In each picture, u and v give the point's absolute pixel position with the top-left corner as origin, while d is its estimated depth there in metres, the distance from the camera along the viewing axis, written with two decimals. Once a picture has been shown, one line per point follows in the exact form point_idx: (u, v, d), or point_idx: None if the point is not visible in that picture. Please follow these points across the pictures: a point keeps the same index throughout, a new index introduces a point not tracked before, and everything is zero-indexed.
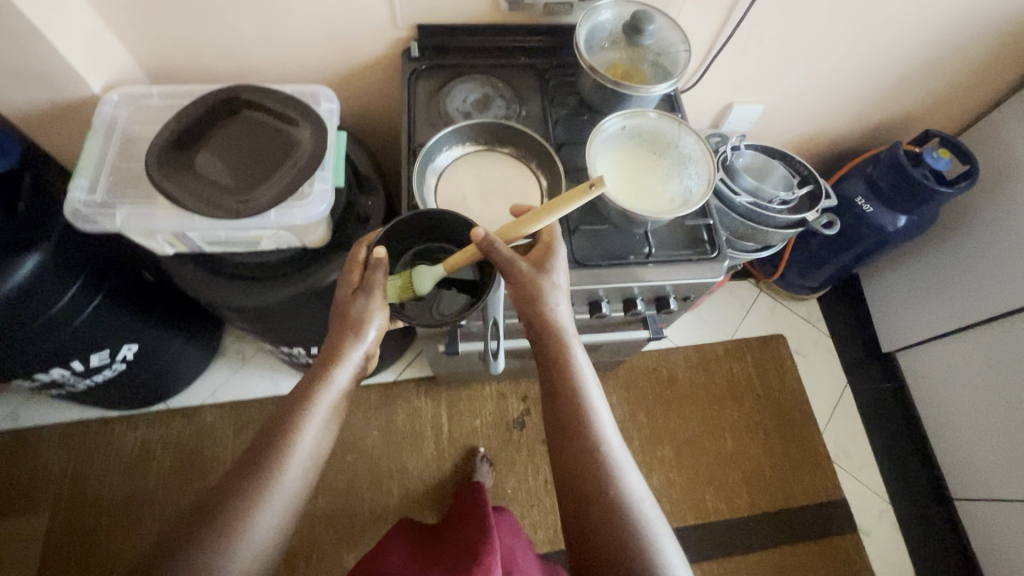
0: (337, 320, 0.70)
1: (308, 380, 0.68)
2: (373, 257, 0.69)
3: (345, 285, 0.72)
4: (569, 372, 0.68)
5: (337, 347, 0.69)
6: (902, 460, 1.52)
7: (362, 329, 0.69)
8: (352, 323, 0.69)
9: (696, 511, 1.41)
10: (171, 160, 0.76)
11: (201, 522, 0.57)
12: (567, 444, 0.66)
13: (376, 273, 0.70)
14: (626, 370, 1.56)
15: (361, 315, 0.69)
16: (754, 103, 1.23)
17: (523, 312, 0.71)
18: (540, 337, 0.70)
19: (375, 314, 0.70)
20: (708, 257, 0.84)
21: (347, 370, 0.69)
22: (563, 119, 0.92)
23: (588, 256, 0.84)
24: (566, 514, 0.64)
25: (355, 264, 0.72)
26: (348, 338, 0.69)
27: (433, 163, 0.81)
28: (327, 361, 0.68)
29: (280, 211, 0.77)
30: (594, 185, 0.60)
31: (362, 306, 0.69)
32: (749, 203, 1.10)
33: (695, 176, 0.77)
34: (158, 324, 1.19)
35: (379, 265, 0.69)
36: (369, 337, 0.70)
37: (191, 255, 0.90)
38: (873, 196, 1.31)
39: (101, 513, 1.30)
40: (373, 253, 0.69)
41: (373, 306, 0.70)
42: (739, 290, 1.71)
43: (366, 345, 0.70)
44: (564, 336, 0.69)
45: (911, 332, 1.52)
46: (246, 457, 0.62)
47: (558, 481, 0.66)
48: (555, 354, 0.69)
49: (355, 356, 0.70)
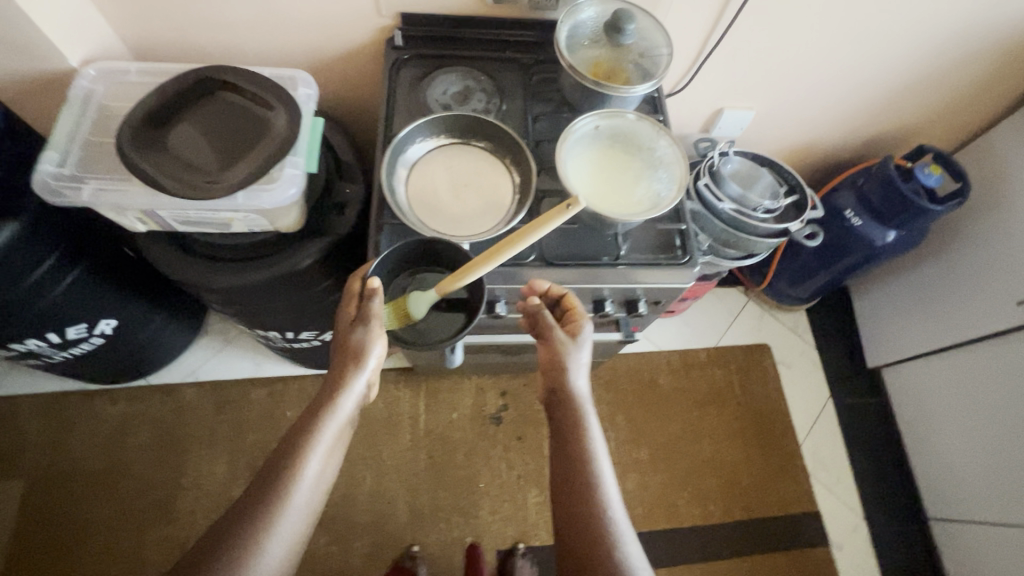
0: (338, 352, 0.71)
1: (313, 410, 0.68)
2: (369, 288, 0.69)
3: (342, 317, 0.72)
4: (581, 435, 0.71)
5: (340, 378, 0.70)
6: (880, 476, 1.52)
7: (362, 357, 0.70)
8: (353, 352, 0.70)
9: (668, 515, 1.41)
10: (142, 137, 0.76)
11: (216, 551, 0.58)
12: (573, 502, 0.67)
13: (373, 302, 0.70)
14: (608, 370, 1.55)
15: (361, 344, 0.70)
16: (745, 110, 1.21)
17: (548, 374, 0.76)
18: (559, 400, 0.74)
19: (375, 342, 0.71)
20: (679, 263, 0.83)
21: (351, 399, 0.70)
22: (543, 116, 0.91)
23: (558, 255, 0.83)
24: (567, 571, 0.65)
25: (351, 295, 0.72)
26: (350, 367, 0.69)
27: (406, 154, 0.81)
28: (331, 392, 0.69)
29: (249, 193, 0.77)
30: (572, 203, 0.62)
31: (362, 336, 0.70)
32: (732, 210, 1.09)
33: (666, 180, 0.77)
34: (138, 300, 1.19)
35: (375, 295, 0.69)
36: (369, 364, 0.71)
37: (165, 234, 0.90)
38: (862, 210, 1.29)
39: (76, 483, 1.31)
40: (368, 283, 0.69)
41: (372, 336, 0.70)
42: (727, 296, 1.70)
43: (367, 373, 0.71)
44: (580, 402, 0.73)
45: (897, 348, 1.51)
46: (252, 488, 0.63)
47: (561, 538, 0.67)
48: (567, 415, 0.73)
49: (359, 384, 0.70)
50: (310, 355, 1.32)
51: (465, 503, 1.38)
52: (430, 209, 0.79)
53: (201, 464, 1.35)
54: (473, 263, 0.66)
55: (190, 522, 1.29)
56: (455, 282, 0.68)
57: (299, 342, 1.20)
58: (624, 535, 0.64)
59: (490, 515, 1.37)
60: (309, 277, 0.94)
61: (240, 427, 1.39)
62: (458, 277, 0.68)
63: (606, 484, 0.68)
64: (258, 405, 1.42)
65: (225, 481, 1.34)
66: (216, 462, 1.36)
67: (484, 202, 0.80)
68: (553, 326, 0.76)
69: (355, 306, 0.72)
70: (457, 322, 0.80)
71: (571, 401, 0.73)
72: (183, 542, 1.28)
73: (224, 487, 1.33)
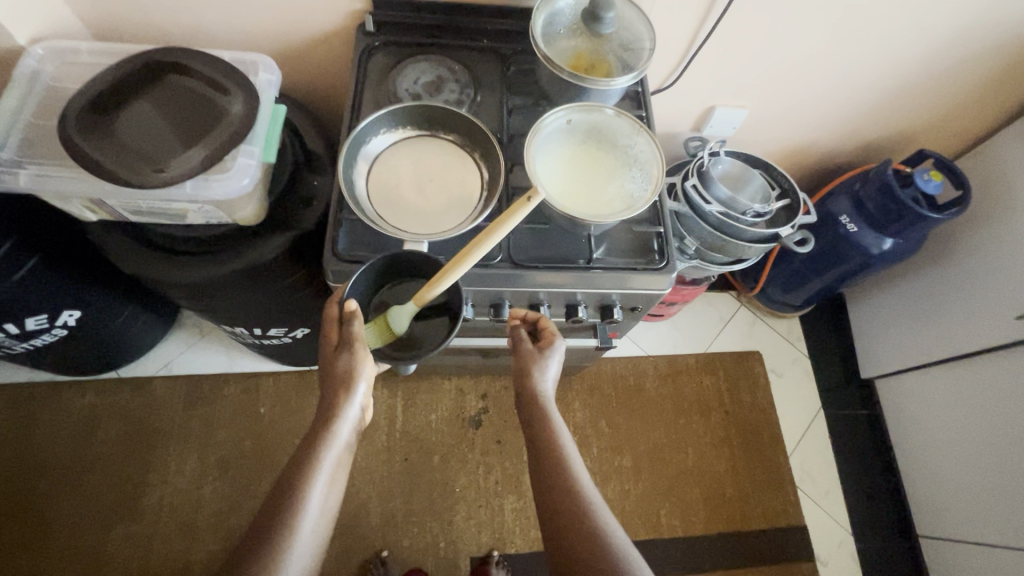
0: (327, 382, 0.68)
1: (309, 442, 0.65)
2: (347, 310, 0.67)
3: (326, 344, 0.69)
4: (552, 433, 0.70)
5: (333, 406, 0.66)
6: (870, 491, 1.47)
7: (352, 383, 0.67)
8: (341, 379, 0.67)
9: (649, 525, 1.37)
10: (87, 120, 0.72)
11: None
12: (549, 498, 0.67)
13: (353, 324, 0.68)
14: (592, 374, 1.51)
15: (348, 369, 0.67)
16: (738, 108, 1.16)
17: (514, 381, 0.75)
18: (525, 404, 0.73)
19: (362, 366, 0.67)
20: (655, 268, 0.79)
21: (347, 427, 0.67)
22: (519, 109, 0.87)
23: (527, 257, 0.79)
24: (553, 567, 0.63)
25: (331, 321, 0.69)
26: (341, 394, 0.66)
27: (367, 146, 0.76)
28: (325, 421, 0.66)
29: (197, 183, 0.72)
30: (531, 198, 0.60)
31: (348, 361, 0.67)
32: (720, 213, 1.04)
33: (641, 179, 0.72)
34: (106, 292, 1.14)
35: (354, 317, 0.68)
36: (360, 389, 0.67)
37: (120, 224, 0.86)
38: (857, 216, 1.24)
39: (40, 477, 1.27)
40: (345, 306, 0.68)
41: (359, 359, 0.67)
42: (718, 301, 1.65)
43: (360, 398, 0.67)
44: (546, 403, 0.72)
45: (890, 359, 1.46)
46: (250, 533, 0.59)
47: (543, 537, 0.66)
48: (535, 417, 0.72)
49: (352, 410, 0.67)
50: (283, 352, 1.28)
51: (440, 507, 1.34)
52: (391, 205, 0.74)
53: (170, 460, 1.31)
54: (447, 268, 0.64)
55: (156, 520, 1.26)
56: (431, 289, 0.66)
57: (269, 339, 1.16)
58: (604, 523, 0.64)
59: (465, 520, 1.33)
60: (271, 272, 0.90)
61: (212, 424, 1.35)
62: (432, 285, 0.66)
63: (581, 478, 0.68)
64: (231, 402, 1.38)
65: (193, 479, 1.30)
66: (185, 459, 1.32)
67: (449, 199, 0.76)
68: (523, 338, 0.76)
69: (336, 331, 0.70)
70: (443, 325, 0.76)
71: (539, 405, 0.72)
72: (149, 541, 1.24)
73: (192, 486, 1.29)
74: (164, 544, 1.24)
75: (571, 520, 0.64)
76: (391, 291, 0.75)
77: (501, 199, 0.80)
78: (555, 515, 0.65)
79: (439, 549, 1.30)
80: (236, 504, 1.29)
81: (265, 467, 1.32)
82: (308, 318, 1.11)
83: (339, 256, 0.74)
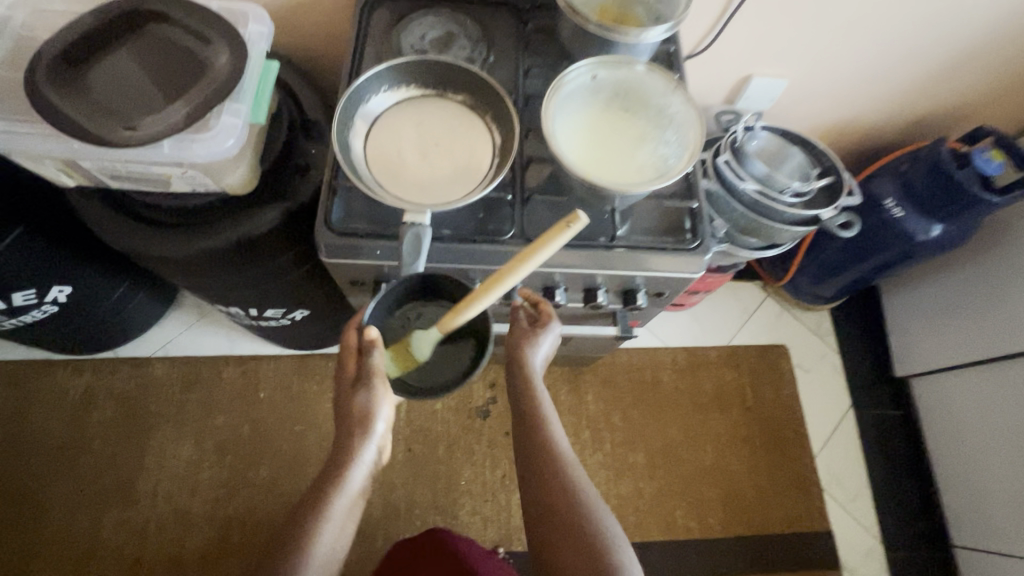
0: (343, 420, 0.63)
1: (321, 481, 0.61)
2: (366, 339, 0.61)
3: (344, 378, 0.64)
4: (537, 410, 0.69)
5: (348, 447, 0.62)
6: (901, 496, 1.38)
7: (369, 424, 0.62)
8: (358, 420, 0.62)
9: (664, 526, 1.30)
10: (55, 70, 0.64)
11: None
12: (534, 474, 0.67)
13: (374, 355, 0.62)
14: (608, 365, 1.43)
15: (365, 409, 0.62)
16: (777, 78, 1.05)
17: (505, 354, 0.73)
18: (514, 377, 0.71)
19: (380, 406, 0.62)
20: (687, 248, 0.70)
21: (361, 470, 0.62)
22: (536, 69, 0.78)
23: (542, 233, 0.70)
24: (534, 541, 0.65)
25: (349, 351, 0.64)
26: (357, 436, 0.62)
27: (366, 104, 0.68)
28: (338, 463, 0.61)
29: (177, 142, 0.66)
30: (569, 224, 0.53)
31: (365, 400, 0.62)
32: (755, 192, 0.94)
33: (675, 143, 0.64)
34: (98, 267, 1.08)
35: (374, 347, 0.62)
36: (377, 431, 0.63)
37: (102, 191, 0.79)
38: (903, 199, 1.13)
39: (35, 458, 1.23)
40: (364, 334, 0.61)
41: (376, 397, 0.62)
42: (744, 291, 1.55)
43: (376, 439, 0.62)
44: (533, 379, 0.70)
45: (929, 358, 1.36)
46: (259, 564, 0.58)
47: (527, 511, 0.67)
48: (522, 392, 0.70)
49: (368, 452, 0.63)
50: (281, 335, 1.21)
51: (443, 500, 1.28)
52: (391, 170, 0.66)
53: (166, 445, 1.26)
54: (474, 293, 0.57)
55: (151, 506, 1.21)
56: (455, 318, 0.59)
57: (265, 321, 1.10)
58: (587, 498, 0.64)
59: (469, 515, 1.27)
60: (264, 248, 0.83)
61: (209, 408, 1.30)
62: (458, 312, 0.59)
63: (564, 453, 0.67)
64: (229, 385, 1.32)
65: (188, 465, 1.25)
66: (181, 443, 1.27)
67: (456, 166, 0.68)
68: (519, 316, 0.73)
69: (354, 363, 0.64)
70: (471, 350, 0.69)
71: (526, 379, 0.70)
72: (144, 526, 1.20)
73: (188, 471, 1.25)
74: (159, 531, 1.20)
75: (553, 494, 0.65)
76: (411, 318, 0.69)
77: (514, 169, 0.72)
78: (535, 481, 0.66)
79: None
80: (232, 492, 1.24)
81: (263, 453, 1.27)
82: (307, 299, 1.04)
83: (333, 229, 0.67)
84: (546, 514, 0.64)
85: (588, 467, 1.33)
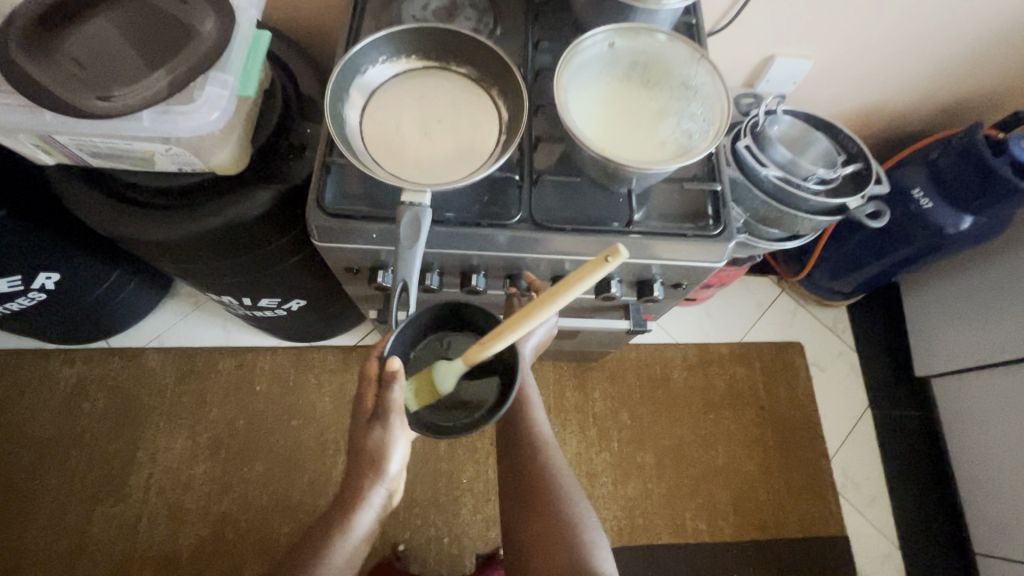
0: (357, 457, 0.63)
1: (332, 516, 0.64)
2: (388, 371, 0.59)
3: (361, 411, 0.65)
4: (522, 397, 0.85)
5: (359, 490, 0.63)
6: (921, 501, 1.32)
7: (381, 466, 0.62)
8: (370, 460, 0.62)
9: (672, 529, 1.25)
10: (27, 35, 0.60)
11: None
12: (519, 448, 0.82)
13: (393, 388, 0.60)
14: (616, 361, 1.37)
15: (378, 448, 0.62)
16: (802, 59, 0.99)
17: None
18: None
19: (394, 445, 0.62)
20: (709, 234, 0.65)
21: (370, 512, 0.64)
22: (546, 42, 0.73)
23: (552, 218, 0.65)
24: (517, 504, 0.79)
25: (370, 382, 0.63)
26: (369, 477, 0.63)
27: (364, 75, 0.63)
28: (349, 502, 0.64)
29: (158, 114, 0.61)
30: (609, 258, 0.48)
31: (379, 438, 0.61)
32: (778, 178, 0.88)
33: (701, 117, 0.59)
34: (87, 253, 1.04)
35: (395, 380, 0.60)
36: (389, 473, 0.63)
37: (84, 171, 0.75)
38: (933, 189, 1.07)
39: (25, 449, 1.20)
40: (387, 365, 0.59)
41: (390, 437, 0.61)
42: (757, 286, 1.49)
43: (386, 484, 0.63)
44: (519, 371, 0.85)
45: (951, 357, 1.30)
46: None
47: (512, 481, 0.81)
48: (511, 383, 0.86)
49: (376, 496, 0.64)
50: (277, 326, 1.17)
51: (443, 498, 1.23)
52: (390, 148, 0.61)
53: (159, 438, 1.23)
54: (506, 325, 0.54)
55: (143, 501, 1.18)
56: (481, 351, 0.56)
57: (261, 311, 1.05)
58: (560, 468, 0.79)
59: (471, 515, 1.23)
60: (257, 233, 0.78)
61: (204, 401, 1.26)
62: (485, 345, 0.56)
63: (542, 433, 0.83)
64: (224, 377, 1.28)
65: (182, 458, 1.21)
66: (174, 437, 1.23)
67: (460, 143, 0.63)
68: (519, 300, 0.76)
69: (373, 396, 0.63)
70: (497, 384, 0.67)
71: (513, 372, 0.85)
72: (134, 522, 1.16)
73: (181, 466, 1.21)
74: (151, 527, 1.16)
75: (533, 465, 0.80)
76: (432, 347, 0.69)
77: (522, 148, 0.67)
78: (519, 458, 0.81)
79: (443, 544, 1.20)
80: (226, 488, 1.20)
81: (259, 448, 1.23)
82: (303, 289, 1.00)
83: (325, 209, 0.62)
84: (522, 485, 0.80)
85: (595, 466, 1.28)
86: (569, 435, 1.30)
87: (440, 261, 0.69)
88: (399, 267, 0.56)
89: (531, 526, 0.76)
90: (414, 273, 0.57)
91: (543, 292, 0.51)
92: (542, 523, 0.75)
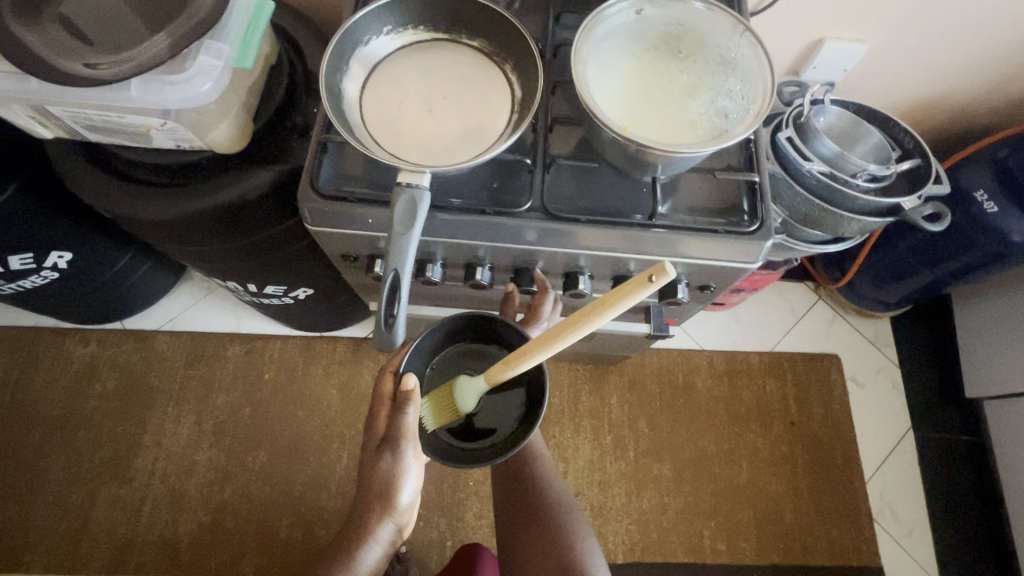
0: (365, 486, 0.61)
1: (335, 551, 0.60)
2: (403, 390, 0.57)
3: (372, 435, 0.62)
4: None
5: (365, 525, 0.60)
6: (965, 533, 1.20)
7: (391, 499, 0.60)
8: (379, 491, 0.60)
9: (687, 547, 1.17)
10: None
11: None
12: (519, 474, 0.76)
13: (409, 409, 0.58)
14: (635, 366, 1.30)
15: (388, 479, 0.60)
16: (856, 43, 0.89)
17: None
18: None
19: (406, 473, 0.60)
20: (743, 230, 0.58)
21: (376, 549, 0.60)
22: (567, 16, 0.67)
23: (566, 207, 0.59)
24: (515, 533, 0.73)
25: (383, 401, 0.62)
26: (376, 510, 0.60)
27: (365, 46, 0.58)
28: (354, 537, 0.60)
29: (145, 84, 0.59)
30: (653, 280, 0.45)
31: (390, 466, 0.59)
32: (823, 172, 0.79)
33: (738, 95, 0.52)
34: (99, 233, 1.02)
35: (410, 401, 0.57)
36: (398, 506, 0.61)
37: (84, 146, 0.72)
38: (999, 191, 0.97)
39: (36, 427, 1.21)
40: (402, 384, 0.57)
41: (401, 468, 0.59)
42: (792, 292, 1.39)
43: (393, 520, 0.61)
44: None
45: (1002, 380, 1.18)
46: None
47: (510, 507, 0.75)
48: None
49: (383, 533, 0.61)
50: (285, 314, 1.14)
51: (448, 501, 1.19)
52: (389, 125, 0.56)
53: (165, 423, 1.22)
54: (532, 345, 0.53)
55: (146, 485, 1.17)
56: (507, 370, 0.55)
57: (267, 299, 1.02)
58: (562, 497, 0.74)
59: (476, 519, 1.18)
60: (259, 214, 0.74)
61: (211, 387, 1.24)
62: (510, 364, 0.55)
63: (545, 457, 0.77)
64: (233, 363, 1.26)
65: (187, 444, 1.20)
66: (180, 422, 1.22)
67: (466, 121, 0.57)
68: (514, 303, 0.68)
69: (385, 418, 0.62)
70: (520, 400, 0.65)
71: None
72: (138, 506, 1.15)
73: (186, 450, 1.20)
74: (153, 513, 1.15)
75: (534, 490, 0.74)
76: (447, 361, 0.68)
77: (536, 130, 0.61)
78: (519, 483, 0.75)
79: (444, 548, 1.16)
80: (228, 476, 1.18)
81: (264, 438, 1.21)
82: (310, 276, 0.96)
83: (320, 191, 0.58)
84: (518, 509, 0.74)
85: (608, 475, 1.21)
86: (583, 441, 1.24)
87: (443, 250, 0.64)
88: (391, 254, 0.51)
89: (527, 543, 0.71)
90: (408, 262, 0.51)
91: (572, 314, 0.49)
92: (536, 531, 0.71)
